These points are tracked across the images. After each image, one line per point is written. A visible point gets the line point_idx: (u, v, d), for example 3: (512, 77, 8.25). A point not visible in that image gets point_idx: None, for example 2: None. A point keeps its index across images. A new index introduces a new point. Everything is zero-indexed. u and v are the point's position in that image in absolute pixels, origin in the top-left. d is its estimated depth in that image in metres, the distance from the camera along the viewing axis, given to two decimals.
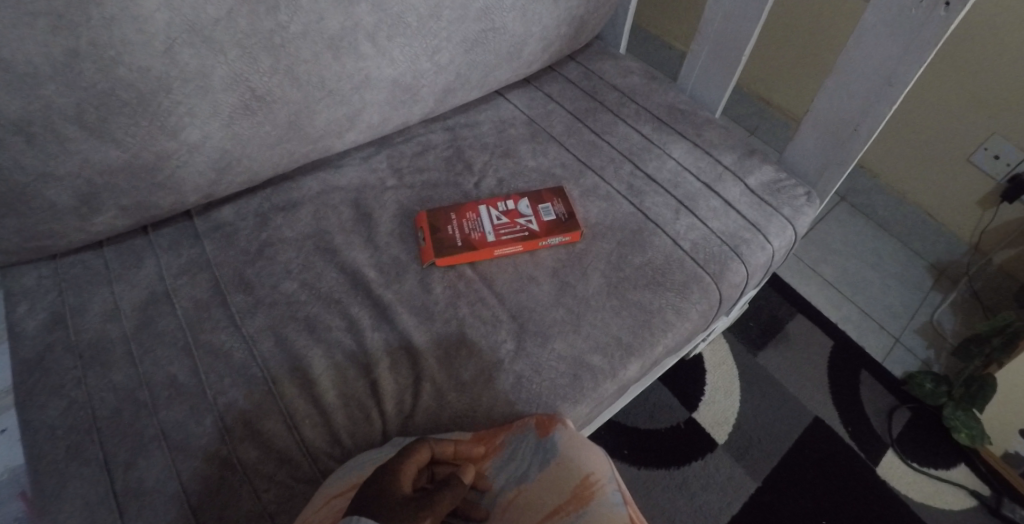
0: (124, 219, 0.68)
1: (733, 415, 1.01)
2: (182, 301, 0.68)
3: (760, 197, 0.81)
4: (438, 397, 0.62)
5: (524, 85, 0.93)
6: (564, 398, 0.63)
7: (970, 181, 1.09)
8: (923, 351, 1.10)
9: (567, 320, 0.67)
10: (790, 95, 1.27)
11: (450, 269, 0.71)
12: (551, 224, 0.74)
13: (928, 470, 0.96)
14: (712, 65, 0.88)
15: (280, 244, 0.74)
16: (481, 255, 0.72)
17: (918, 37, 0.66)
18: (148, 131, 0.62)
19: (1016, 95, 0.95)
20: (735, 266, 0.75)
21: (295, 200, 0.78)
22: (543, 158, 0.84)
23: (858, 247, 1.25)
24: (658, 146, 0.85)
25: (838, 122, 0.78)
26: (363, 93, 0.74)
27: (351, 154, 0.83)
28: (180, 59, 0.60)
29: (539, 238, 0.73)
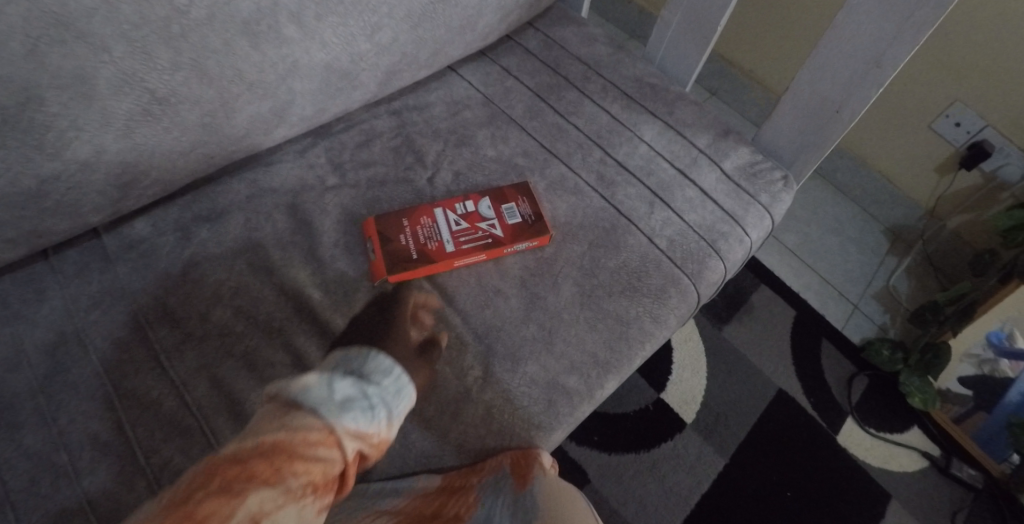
0: (12, 250, 0.57)
1: (700, 392, 1.01)
2: (96, 341, 0.59)
3: (737, 183, 0.76)
4: (402, 437, 0.57)
5: (479, 58, 0.83)
6: (539, 427, 0.58)
7: (929, 148, 1.09)
8: (879, 316, 1.13)
9: (538, 338, 0.62)
10: (753, 56, 1.22)
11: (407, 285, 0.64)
12: (517, 226, 0.67)
13: (885, 434, 1.00)
14: (683, 34, 0.81)
15: (207, 263, 0.64)
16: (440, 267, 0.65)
17: (913, 15, 0.61)
18: (22, 152, 0.50)
19: (982, 65, 0.94)
20: (713, 264, 0.71)
21: (221, 207, 0.68)
22: (503, 145, 0.76)
23: (819, 209, 1.24)
24: (629, 127, 0.78)
25: (819, 102, 0.73)
26: (291, 83, 0.63)
27: (284, 148, 0.73)
28: (50, 61, 0.48)
29: (504, 246, 0.66)
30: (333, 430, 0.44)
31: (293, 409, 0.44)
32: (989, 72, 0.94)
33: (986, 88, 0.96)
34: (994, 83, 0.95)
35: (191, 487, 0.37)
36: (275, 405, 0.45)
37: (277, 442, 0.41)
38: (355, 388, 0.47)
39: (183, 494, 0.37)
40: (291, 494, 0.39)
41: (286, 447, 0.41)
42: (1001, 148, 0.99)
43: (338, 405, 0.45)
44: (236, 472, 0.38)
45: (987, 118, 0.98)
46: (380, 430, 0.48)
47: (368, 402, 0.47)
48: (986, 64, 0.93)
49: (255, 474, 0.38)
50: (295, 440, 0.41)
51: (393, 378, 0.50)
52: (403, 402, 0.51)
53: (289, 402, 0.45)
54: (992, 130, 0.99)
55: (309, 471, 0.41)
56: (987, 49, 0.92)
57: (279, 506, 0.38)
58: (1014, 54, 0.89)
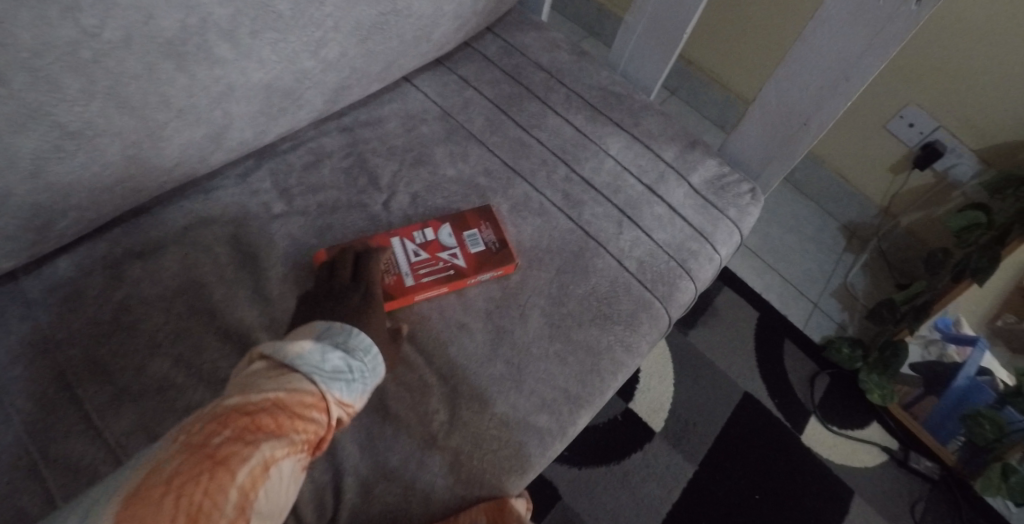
0: None
1: (668, 399, 1.00)
2: (13, 404, 0.53)
3: (705, 197, 0.75)
4: (364, 492, 0.53)
5: (434, 67, 0.78)
6: (510, 471, 0.56)
7: (884, 148, 1.11)
8: (838, 314, 1.15)
9: (506, 375, 0.59)
10: (713, 54, 1.21)
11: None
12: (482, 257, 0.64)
13: (846, 432, 1.02)
14: (647, 42, 0.78)
15: (141, 307, 0.58)
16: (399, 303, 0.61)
17: (882, 32, 0.60)
18: None
19: (936, 67, 0.97)
20: (684, 285, 0.69)
21: (155, 242, 0.62)
22: (463, 164, 0.72)
23: (779, 208, 1.25)
24: (594, 141, 0.75)
25: (786, 115, 0.72)
26: (227, 106, 0.57)
27: (223, 173, 0.67)
28: None
29: (467, 277, 0.63)
30: (324, 397, 0.48)
31: (288, 372, 0.48)
32: (943, 74, 0.97)
33: (940, 89, 0.99)
34: (947, 85, 0.97)
35: (204, 432, 0.42)
36: (267, 364, 0.49)
37: (277, 402, 0.46)
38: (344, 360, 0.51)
39: (199, 437, 0.42)
40: (290, 448, 0.45)
41: (285, 407, 0.46)
42: (953, 149, 1.02)
43: (329, 375, 0.50)
44: (245, 424, 0.44)
45: (939, 120, 1.01)
46: (362, 398, 0.52)
47: (354, 375, 0.51)
48: (940, 65, 0.96)
49: (262, 426, 0.44)
50: (293, 402, 0.46)
51: (372, 354, 0.54)
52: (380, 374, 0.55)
53: (283, 363, 0.49)
54: (943, 132, 1.02)
55: (305, 431, 0.46)
56: (942, 50, 0.95)
57: (283, 455, 0.44)
58: (969, 55, 0.93)
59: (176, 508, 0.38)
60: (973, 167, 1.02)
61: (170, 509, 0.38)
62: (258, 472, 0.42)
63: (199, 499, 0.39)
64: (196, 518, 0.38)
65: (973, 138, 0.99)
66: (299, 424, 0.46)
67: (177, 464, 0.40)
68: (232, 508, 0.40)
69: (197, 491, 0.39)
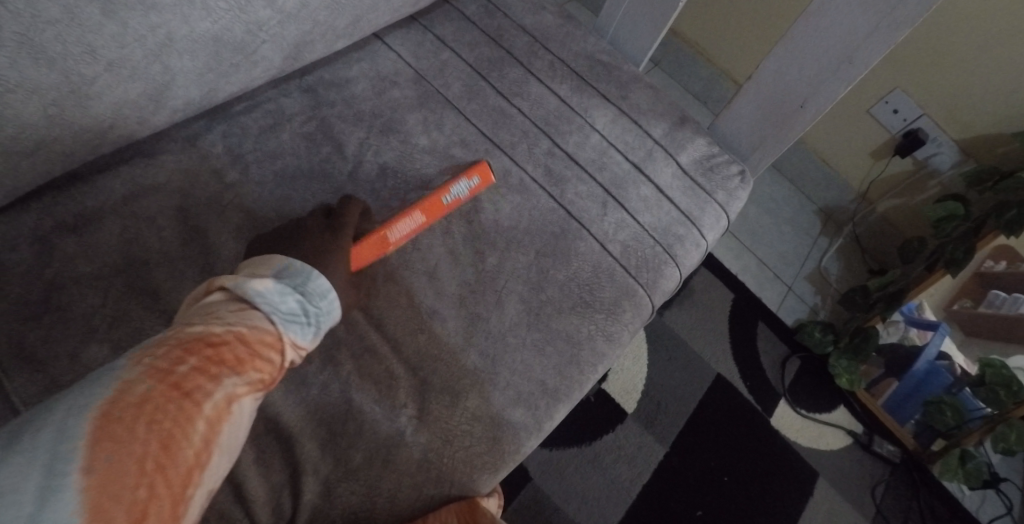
0: None
1: (641, 381, 0.99)
2: None
3: (694, 179, 0.71)
4: (325, 494, 0.49)
5: (408, 24, 0.71)
6: (482, 468, 0.53)
7: (866, 133, 1.09)
8: (811, 297, 1.15)
9: (481, 366, 0.56)
10: (702, 24, 1.15)
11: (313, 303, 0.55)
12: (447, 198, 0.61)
13: (814, 415, 1.03)
14: (639, 8, 0.72)
15: (74, 287, 0.52)
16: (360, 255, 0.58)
17: (891, 14, 0.56)
18: None
19: (926, 51, 0.94)
20: (669, 272, 0.66)
21: (86, 211, 0.55)
22: (438, 133, 0.66)
23: (759, 188, 1.23)
24: (579, 113, 0.70)
25: (781, 96, 0.68)
26: (167, 60, 0.50)
27: (167, 134, 0.60)
28: None
29: (442, 195, 0.61)
30: (283, 338, 0.46)
31: (249, 309, 0.46)
32: (933, 59, 0.94)
33: (926, 76, 0.96)
34: (936, 71, 0.95)
35: (171, 359, 0.41)
36: (227, 298, 0.47)
37: (239, 337, 0.44)
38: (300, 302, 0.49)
39: (167, 364, 0.40)
40: (252, 385, 0.43)
41: (247, 344, 0.44)
42: (934, 137, 1.00)
43: (285, 317, 0.47)
44: (209, 355, 0.42)
45: (924, 107, 0.99)
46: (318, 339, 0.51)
47: (313, 319, 0.49)
48: (931, 50, 0.93)
49: (225, 360, 0.42)
50: (254, 339, 0.45)
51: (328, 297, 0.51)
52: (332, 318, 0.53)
53: (243, 298, 0.47)
54: (927, 120, 1.00)
55: (264, 371, 0.45)
56: (935, 32, 0.91)
57: (245, 392, 0.43)
58: (960, 42, 0.90)
59: (147, 435, 0.37)
60: (953, 157, 1.00)
61: (140, 436, 0.37)
62: (222, 407, 0.41)
63: (168, 429, 0.38)
64: (166, 447, 0.37)
65: (955, 127, 0.98)
66: (259, 363, 0.44)
67: (144, 391, 0.39)
68: (199, 438, 0.39)
69: (166, 419, 0.38)
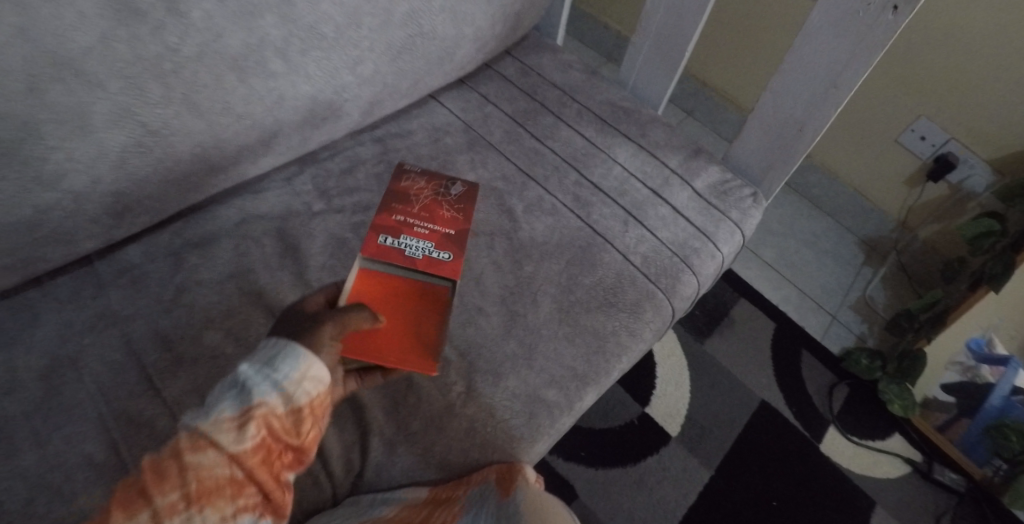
0: (9, 276, 0.60)
1: (684, 405, 1.02)
2: (88, 364, 0.61)
3: (708, 200, 0.79)
4: (388, 452, 0.59)
5: (458, 86, 0.87)
6: (520, 438, 0.61)
7: (898, 161, 1.15)
8: (857, 326, 1.16)
9: (518, 354, 0.65)
10: (729, 77, 1.29)
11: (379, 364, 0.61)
12: (406, 187, 0.73)
13: (867, 442, 1.01)
14: (654, 59, 0.85)
15: (197, 288, 0.67)
16: (372, 270, 0.64)
17: (865, 40, 0.62)
18: (19, 184, 0.53)
19: (944, 79, 1.00)
20: (686, 279, 0.73)
21: (210, 233, 0.70)
22: (482, 170, 0.79)
23: (794, 226, 1.28)
24: (603, 150, 0.81)
25: (782, 122, 0.75)
26: (277, 115, 0.66)
27: (271, 176, 0.76)
28: (47, 98, 0.51)
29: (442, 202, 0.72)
30: (199, 442, 0.46)
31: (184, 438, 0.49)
32: (952, 86, 1.00)
33: (948, 103, 1.02)
34: (956, 97, 1.01)
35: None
36: None
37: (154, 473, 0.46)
38: (226, 392, 0.49)
39: None
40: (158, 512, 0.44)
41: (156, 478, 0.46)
42: (965, 160, 1.05)
43: (212, 414, 0.48)
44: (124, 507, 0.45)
45: (950, 132, 1.04)
46: (270, 404, 0.49)
47: (235, 398, 0.49)
48: (948, 78, 1.00)
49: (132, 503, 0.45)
50: (163, 469, 0.46)
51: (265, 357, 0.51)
52: (305, 367, 0.51)
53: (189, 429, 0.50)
54: (955, 144, 1.05)
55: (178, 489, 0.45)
56: (949, 61, 0.98)
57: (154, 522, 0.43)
58: (974, 71, 0.96)
59: None
60: (986, 178, 1.04)
61: None
62: None
63: None
64: None
65: (984, 149, 1.02)
66: (166, 487, 0.45)
67: None
68: None
69: None
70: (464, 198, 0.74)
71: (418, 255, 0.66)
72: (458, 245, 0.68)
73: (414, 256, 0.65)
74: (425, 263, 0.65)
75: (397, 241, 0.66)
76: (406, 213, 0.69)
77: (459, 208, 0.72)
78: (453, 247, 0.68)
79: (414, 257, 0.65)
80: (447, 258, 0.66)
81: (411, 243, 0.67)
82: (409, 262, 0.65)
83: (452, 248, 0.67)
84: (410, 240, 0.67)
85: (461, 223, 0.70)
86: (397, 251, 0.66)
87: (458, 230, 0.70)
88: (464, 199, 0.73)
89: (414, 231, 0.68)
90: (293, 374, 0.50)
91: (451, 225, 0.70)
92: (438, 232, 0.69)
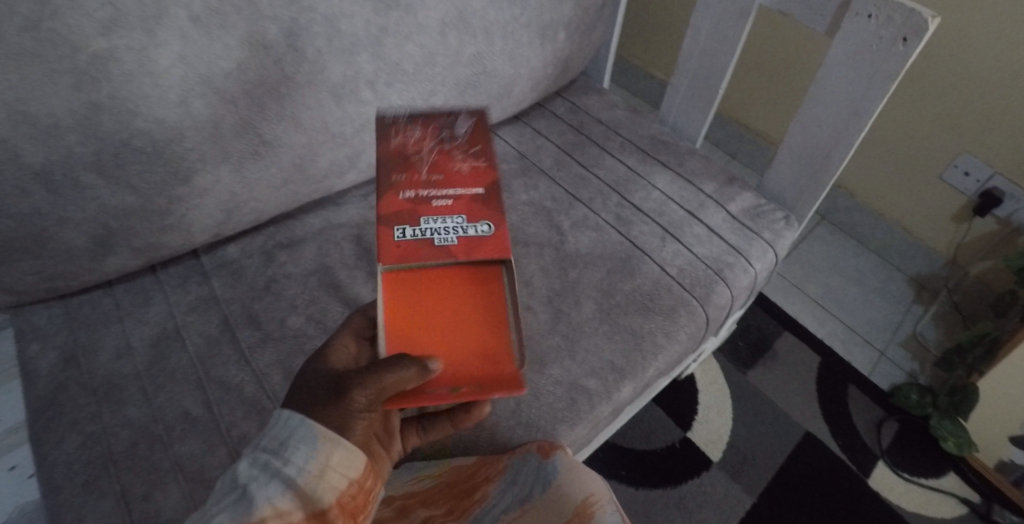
0: (136, 259, 0.72)
1: (726, 432, 1.03)
2: (192, 337, 0.72)
3: (742, 222, 0.85)
4: None
5: (514, 122, 0.98)
6: (562, 420, 0.66)
7: (944, 198, 1.18)
8: (907, 364, 1.15)
9: (562, 346, 0.71)
10: (769, 120, 1.38)
11: (445, 416, 0.60)
12: (401, 143, 0.67)
13: (919, 479, 0.99)
14: (690, 98, 0.94)
15: (285, 280, 0.77)
16: (411, 279, 0.61)
17: (880, 70, 0.70)
18: (161, 177, 0.66)
19: (983, 117, 1.04)
20: (720, 289, 0.79)
21: (297, 237, 0.82)
22: (534, 192, 0.88)
23: (835, 267, 1.30)
24: (643, 177, 0.90)
25: (811, 150, 0.81)
26: (363, 135, 0.79)
27: (350, 193, 0.88)
28: (192, 109, 0.64)
29: (448, 154, 0.67)
30: None
31: None
32: (991, 122, 1.04)
33: (988, 140, 1.06)
34: (996, 133, 1.04)
35: None
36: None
37: None
38: (230, 503, 0.47)
39: None
40: None
41: None
42: (1011, 194, 1.07)
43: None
44: None
45: (993, 167, 1.08)
46: (281, 513, 0.47)
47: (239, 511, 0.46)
48: (985, 116, 1.04)
49: None
50: None
51: (278, 442, 0.50)
52: (325, 454, 0.49)
53: None
54: (1000, 178, 1.08)
55: None
56: (985, 100, 1.03)
57: None
58: (1009, 107, 1.00)
59: None
60: None
61: None
62: None
63: None
64: None
65: None
66: None
67: None
68: None
69: None
70: (472, 139, 0.69)
71: (455, 239, 0.61)
72: (485, 206, 0.63)
73: (449, 243, 0.61)
74: (468, 248, 0.61)
75: (420, 232, 0.61)
76: (414, 185, 0.63)
77: (471, 153, 0.68)
78: (481, 212, 0.63)
79: (452, 243, 0.61)
80: (489, 229, 0.62)
81: (439, 226, 0.61)
82: (447, 253, 0.60)
83: (484, 213, 0.63)
84: (433, 222, 0.62)
85: (481, 176, 0.66)
86: (433, 246, 0.60)
87: (483, 185, 0.65)
88: (472, 142, 0.69)
89: (434, 208, 0.62)
90: (310, 467, 0.49)
91: (474, 182, 0.65)
92: (462, 197, 0.64)
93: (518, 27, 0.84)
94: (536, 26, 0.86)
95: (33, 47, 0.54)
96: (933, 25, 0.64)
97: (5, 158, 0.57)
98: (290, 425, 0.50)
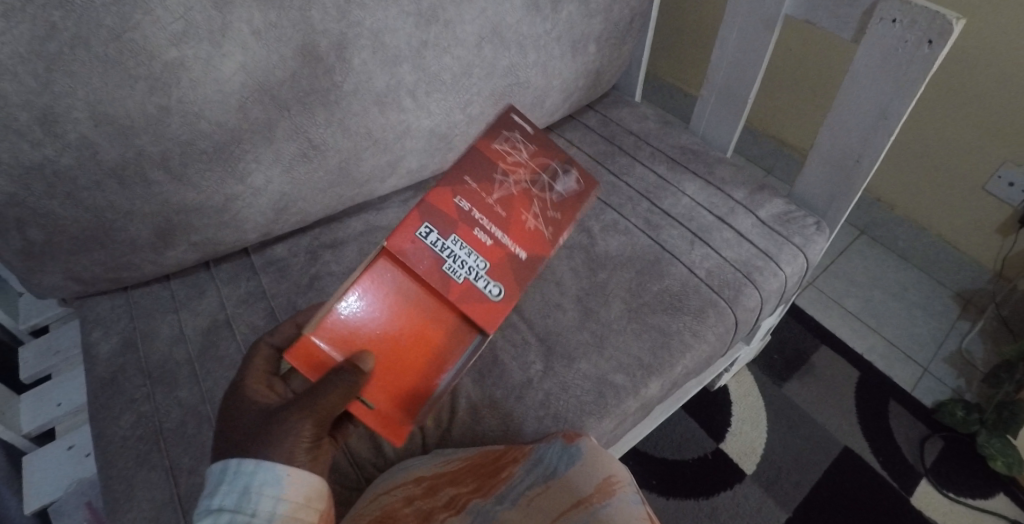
0: (193, 253, 0.78)
1: (760, 445, 1.01)
2: (241, 327, 0.76)
3: (772, 227, 0.86)
4: (473, 413, 0.67)
5: (547, 133, 1.02)
6: (589, 413, 0.67)
7: (988, 210, 1.15)
8: (952, 381, 1.11)
9: (591, 342, 0.73)
10: (801, 131, 1.39)
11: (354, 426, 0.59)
12: (502, 155, 0.65)
13: (965, 499, 0.96)
14: (719, 108, 0.96)
15: (327, 277, 0.82)
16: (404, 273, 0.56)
17: (906, 74, 0.71)
18: (220, 176, 0.71)
19: None
20: (749, 292, 0.79)
21: (340, 238, 0.86)
22: None
23: (874, 283, 1.28)
24: (673, 184, 0.91)
25: (841, 157, 0.82)
26: (404, 142, 0.83)
27: (391, 198, 0.92)
28: (250, 114, 0.70)
29: (530, 196, 0.63)
30: None
31: None
32: None
33: None
34: None
35: None
36: None
37: None
38: None
39: None
40: None
41: None
42: None
43: None
44: None
45: None
46: None
47: None
48: None
49: None
50: None
51: (237, 495, 0.45)
52: (293, 492, 0.46)
53: None
54: None
55: None
56: None
57: None
58: None
59: None
60: None
61: None
62: None
63: None
64: None
65: None
66: None
67: None
68: None
69: None
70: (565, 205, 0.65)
71: (460, 277, 0.56)
72: (515, 276, 0.57)
73: (453, 277, 0.55)
74: (464, 294, 0.55)
75: (445, 247, 0.56)
76: (479, 199, 0.60)
77: (549, 217, 0.63)
78: (507, 279, 0.57)
79: (456, 280, 0.55)
80: (496, 295, 0.56)
81: (458, 253, 0.56)
82: (444, 287, 0.55)
83: (506, 279, 0.57)
84: (460, 247, 0.56)
85: (537, 241, 0.60)
86: (437, 264, 0.55)
87: (531, 253, 0.59)
88: (561, 209, 0.64)
89: (471, 236, 0.57)
90: (282, 507, 0.45)
91: (526, 243, 0.59)
92: (504, 247, 0.58)
93: (550, 40, 0.88)
94: (567, 40, 0.90)
95: (115, 56, 0.60)
96: (958, 27, 0.65)
97: (86, 155, 0.63)
98: (247, 472, 0.46)
